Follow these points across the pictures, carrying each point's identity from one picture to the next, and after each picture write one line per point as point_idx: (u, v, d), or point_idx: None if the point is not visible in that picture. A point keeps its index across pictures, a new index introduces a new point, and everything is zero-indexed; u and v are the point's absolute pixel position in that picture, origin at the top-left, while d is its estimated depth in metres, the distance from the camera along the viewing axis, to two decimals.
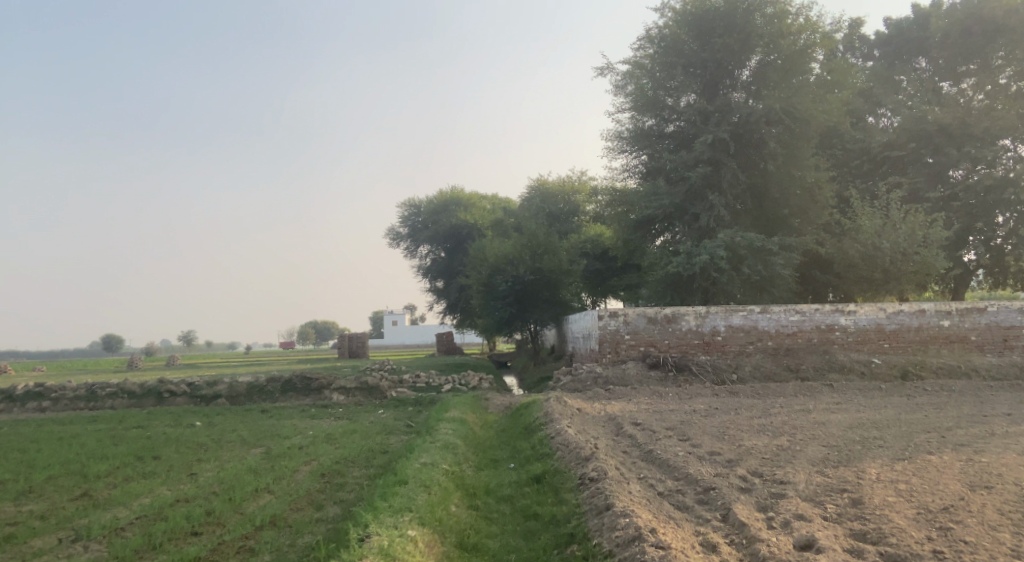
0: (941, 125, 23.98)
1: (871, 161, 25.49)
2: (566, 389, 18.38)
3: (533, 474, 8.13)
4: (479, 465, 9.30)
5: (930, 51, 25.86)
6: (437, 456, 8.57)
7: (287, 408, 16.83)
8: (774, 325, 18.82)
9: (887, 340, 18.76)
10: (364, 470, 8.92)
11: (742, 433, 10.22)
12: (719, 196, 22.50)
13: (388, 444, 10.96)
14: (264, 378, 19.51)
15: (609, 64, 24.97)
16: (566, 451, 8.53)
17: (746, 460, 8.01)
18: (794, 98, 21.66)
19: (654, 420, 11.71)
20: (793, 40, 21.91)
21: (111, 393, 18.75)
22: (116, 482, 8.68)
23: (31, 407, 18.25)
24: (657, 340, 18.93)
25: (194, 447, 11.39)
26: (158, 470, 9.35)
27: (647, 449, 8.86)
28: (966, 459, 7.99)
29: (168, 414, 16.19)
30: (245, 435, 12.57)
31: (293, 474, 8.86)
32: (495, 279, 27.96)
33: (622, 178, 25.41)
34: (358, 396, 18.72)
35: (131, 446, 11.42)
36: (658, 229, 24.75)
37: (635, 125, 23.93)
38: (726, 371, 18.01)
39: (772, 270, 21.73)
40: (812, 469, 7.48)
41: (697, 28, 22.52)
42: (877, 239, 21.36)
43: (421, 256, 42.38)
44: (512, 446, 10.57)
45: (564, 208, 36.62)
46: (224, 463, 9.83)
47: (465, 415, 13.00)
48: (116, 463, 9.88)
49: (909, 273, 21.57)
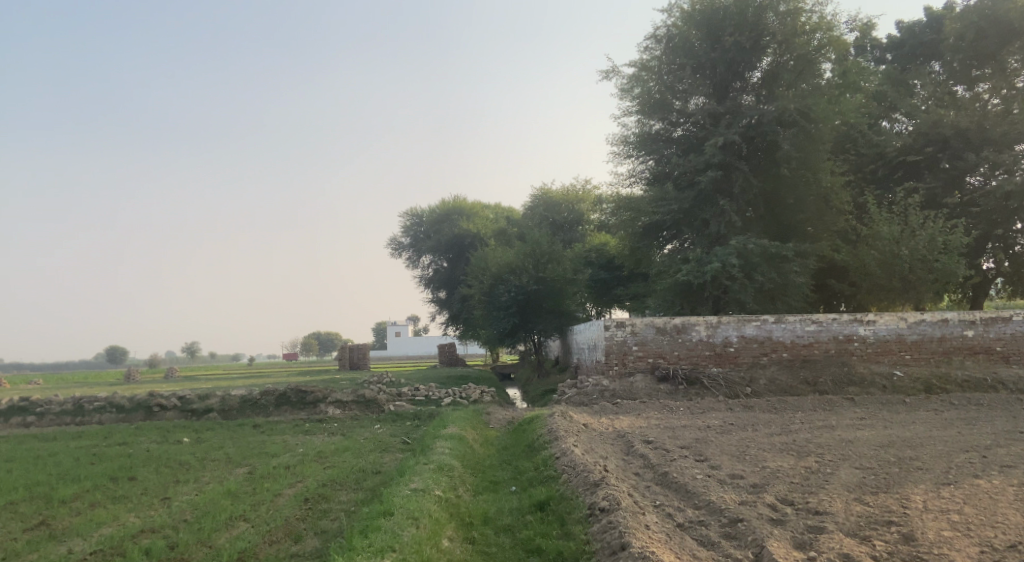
0: (959, 129, 23.14)
1: (887, 166, 24.78)
2: (572, 403, 17.58)
3: (536, 500, 7.34)
4: (478, 488, 8.52)
5: (945, 54, 25.12)
6: (430, 480, 7.79)
7: (280, 423, 16.07)
8: (789, 335, 18.02)
9: (909, 352, 17.92)
10: (352, 496, 8.13)
11: (764, 453, 9.42)
12: (730, 202, 21.72)
13: (381, 464, 10.18)
14: (258, 391, 18.79)
15: (615, 67, 24.35)
16: (573, 474, 7.72)
17: (774, 485, 7.21)
18: (807, 99, 20.99)
19: (667, 438, 10.89)
20: (805, 40, 21.29)
21: (99, 408, 18.01)
22: (80, 507, 7.94)
23: (14, 422, 17.49)
24: (667, 351, 18.12)
25: (175, 467, 10.63)
26: (130, 494, 8.59)
27: (661, 471, 8.07)
28: (1019, 485, 7.19)
29: (156, 429, 15.46)
30: (232, 453, 11.82)
31: (275, 498, 8.08)
32: (497, 289, 27.21)
33: (628, 184, 24.67)
34: (355, 410, 17.96)
35: (108, 466, 10.69)
36: (666, 236, 24.00)
37: (641, 129, 23.26)
38: (739, 384, 17.20)
39: (786, 277, 20.97)
40: (850, 497, 6.69)
41: (705, 28, 21.94)
42: (895, 246, 20.58)
43: (423, 267, 41.75)
44: (514, 466, 9.80)
45: (568, 217, 35.93)
46: (204, 485, 9.09)
47: (464, 432, 12.19)
48: (87, 485, 9.14)
49: (929, 282, 20.76)
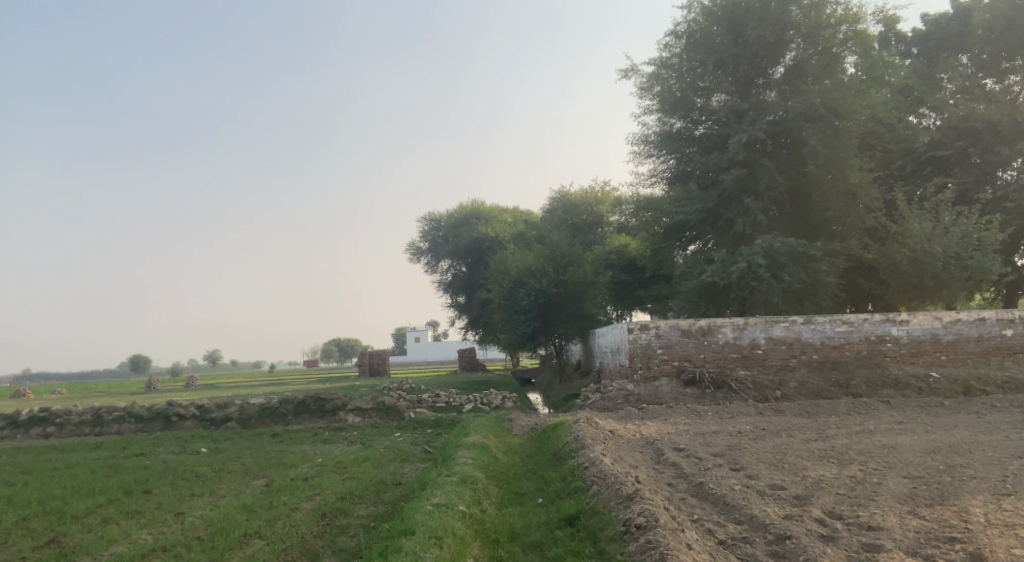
0: (991, 122, 22.38)
1: (915, 161, 24.07)
2: (596, 409, 17.10)
3: (565, 514, 6.95)
4: (502, 502, 8.13)
5: (973, 46, 24.34)
6: (453, 494, 7.42)
7: (299, 432, 15.82)
8: (819, 336, 17.43)
9: (944, 352, 17.28)
10: (372, 510, 7.79)
11: (802, 461, 8.93)
12: (755, 200, 21.16)
13: (401, 475, 9.86)
14: (277, 399, 18.58)
15: (634, 66, 23.95)
16: (603, 485, 7.32)
17: (819, 497, 6.74)
18: (833, 94, 20.40)
19: (698, 445, 10.42)
20: (830, 33, 20.70)
21: (118, 418, 17.90)
22: (92, 524, 7.68)
23: (35, 433, 17.42)
24: (692, 354, 17.61)
25: (191, 479, 10.37)
26: (144, 509, 8.33)
27: (696, 482, 7.64)
28: None
29: (174, 439, 15.29)
30: (249, 464, 11.57)
31: (290, 513, 7.75)
32: (517, 292, 26.83)
33: (648, 185, 24.22)
34: (374, 417, 17.67)
35: (124, 478, 10.47)
36: (688, 237, 23.46)
37: (662, 128, 22.82)
38: (768, 388, 16.64)
39: (814, 277, 20.35)
40: (904, 511, 6.22)
41: (727, 23, 21.44)
42: (927, 244, 19.91)
43: (442, 272, 41.52)
44: (539, 476, 9.41)
45: (587, 219, 35.46)
46: (220, 498, 8.80)
47: (486, 440, 11.82)
48: (100, 500, 8.90)
49: (963, 279, 20.06)
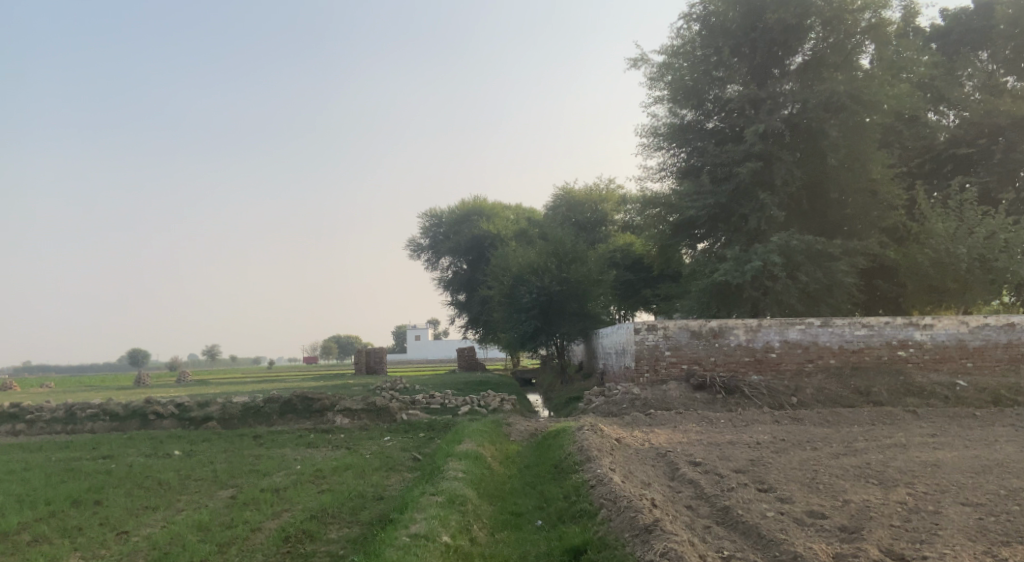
0: (1015, 118, 21.36)
1: (935, 159, 23.00)
2: (600, 413, 16.04)
3: (570, 546, 5.90)
4: (494, 526, 7.08)
5: (995, 42, 23.41)
6: (436, 521, 6.32)
7: (282, 435, 14.78)
8: (838, 340, 16.33)
9: (971, 359, 16.17)
10: (344, 533, 6.76)
11: (838, 481, 7.84)
12: (771, 195, 19.97)
13: (383, 489, 8.81)
14: (261, 399, 17.52)
15: (644, 55, 22.91)
16: (614, 510, 6.24)
17: (872, 531, 5.68)
18: (855, 84, 19.32)
19: (716, 459, 9.31)
20: (852, 21, 19.68)
21: (92, 415, 16.83)
22: (19, 544, 6.65)
23: (4, 430, 16.37)
24: (702, 356, 16.51)
25: (151, 486, 9.34)
26: (86, 525, 7.28)
27: (721, 506, 6.58)
28: None
29: (149, 439, 14.25)
30: (221, 470, 10.55)
31: (251, 535, 6.71)
32: (519, 290, 25.78)
33: (657, 179, 23.13)
34: (365, 419, 16.56)
35: (76, 486, 9.42)
36: (699, 233, 22.33)
37: (673, 119, 21.77)
38: (784, 394, 15.56)
39: (831, 277, 19.24)
40: (978, 552, 5.15)
41: (745, 8, 20.37)
42: (951, 244, 18.80)
43: (443, 269, 40.48)
44: (538, 493, 8.35)
45: (591, 217, 34.31)
46: (175, 514, 7.75)
47: (481, 448, 10.76)
48: (40, 513, 7.85)
49: (987, 283, 18.98)
